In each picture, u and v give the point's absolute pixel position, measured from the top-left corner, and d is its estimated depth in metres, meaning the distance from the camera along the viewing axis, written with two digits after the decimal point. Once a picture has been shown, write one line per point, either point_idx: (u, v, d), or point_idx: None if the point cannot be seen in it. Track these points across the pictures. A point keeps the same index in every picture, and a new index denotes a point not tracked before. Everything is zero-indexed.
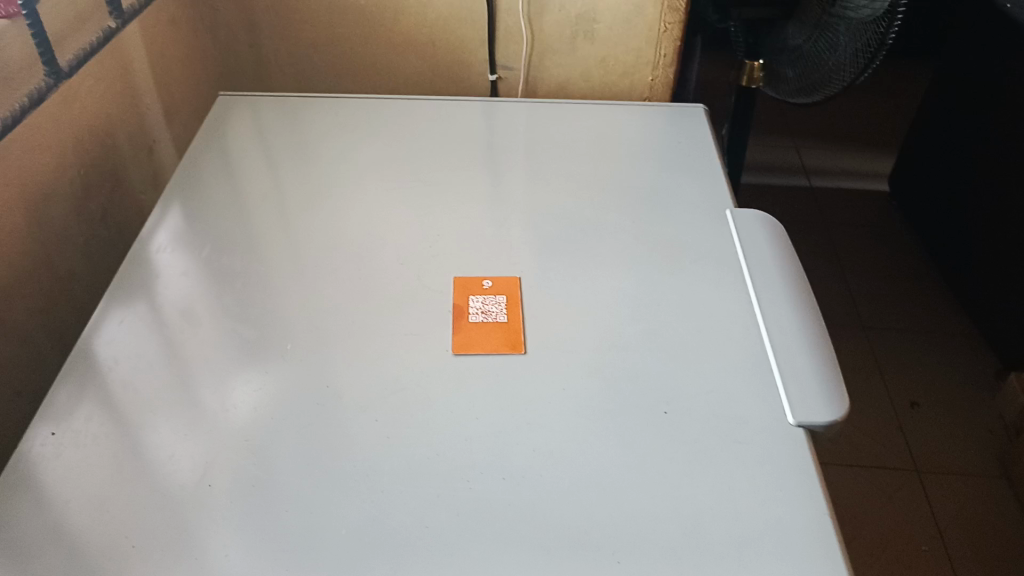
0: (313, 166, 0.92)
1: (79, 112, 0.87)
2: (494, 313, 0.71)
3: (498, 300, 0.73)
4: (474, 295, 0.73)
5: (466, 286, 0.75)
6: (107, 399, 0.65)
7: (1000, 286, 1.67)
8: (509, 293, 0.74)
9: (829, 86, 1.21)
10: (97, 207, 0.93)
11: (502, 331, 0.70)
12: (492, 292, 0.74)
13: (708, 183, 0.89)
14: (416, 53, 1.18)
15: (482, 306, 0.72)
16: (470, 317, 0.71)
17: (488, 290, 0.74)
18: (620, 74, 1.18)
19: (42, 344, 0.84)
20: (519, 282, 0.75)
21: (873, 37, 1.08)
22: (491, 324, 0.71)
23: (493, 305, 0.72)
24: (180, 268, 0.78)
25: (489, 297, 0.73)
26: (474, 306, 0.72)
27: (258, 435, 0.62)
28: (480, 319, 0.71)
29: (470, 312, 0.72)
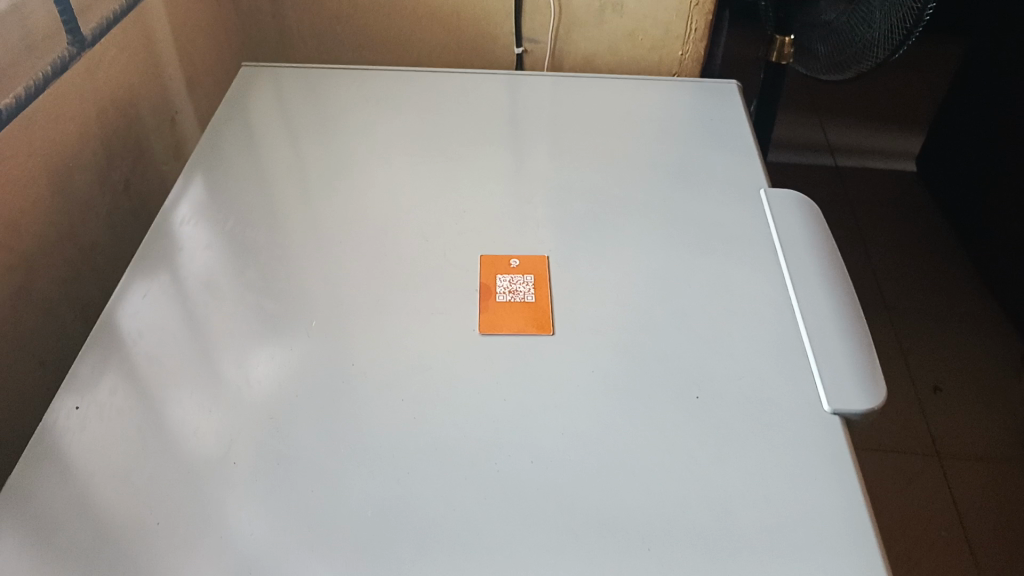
0: (336, 139, 0.91)
1: (102, 81, 0.86)
2: (522, 292, 0.70)
3: (526, 279, 0.72)
4: (501, 273, 0.72)
5: (493, 264, 0.73)
6: (131, 373, 0.65)
7: None
8: (537, 272, 0.72)
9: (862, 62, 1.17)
10: (120, 177, 0.92)
11: (529, 311, 0.69)
12: (520, 271, 0.72)
13: (740, 162, 0.87)
14: (441, 24, 1.16)
15: (509, 285, 0.71)
16: (497, 296, 0.70)
17: (516, 269, 0.73)
18: (648, 48, 1.15)
19: (66, 315, 0.83)
20: (547, 261, 0.74)
21: (909, 12, 1.04)
22: (518, 303, 0.69)
23: (520, 284, 0.71)
24: (203, 242, 0.77)
25: (517, 276, 0.72)
26: (502, 285, 0.71)
27: (283, 412, 0.62)
28: (507, 298, 0.70)
29: (497, 292, 0.70)
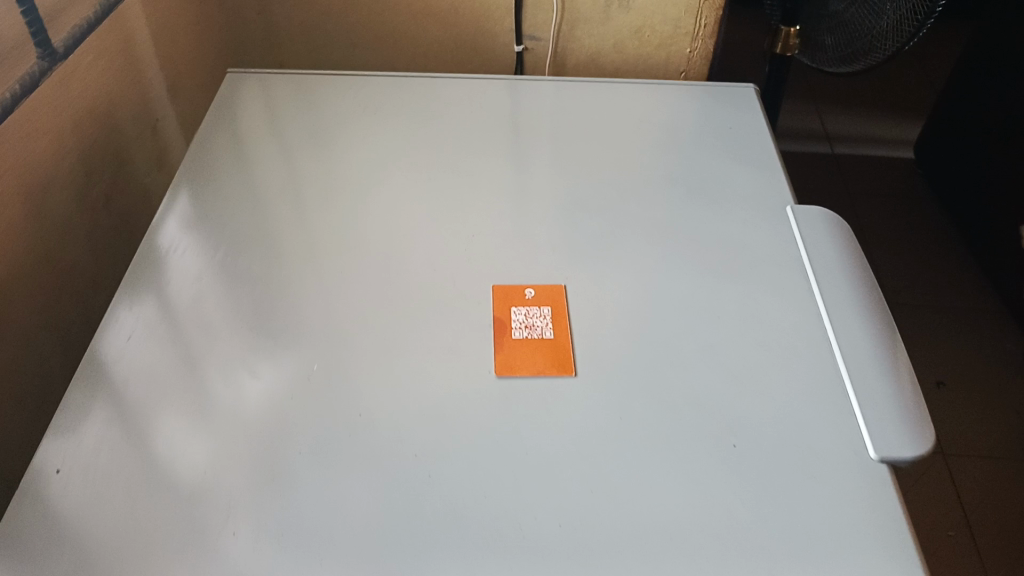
0: (332, 155, 0.85)
1: (78, 92, 0.80)
2: (539, 328, 0.65)
3: (544, 312, 0.67)
4: (516, 306, 0.67)
5: (507, 296, 0.68)
6: (118, 428, 0.59)
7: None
8: (555, 304, 0.68)
9: (871, 55, 1.09)
10: (99, 193, 0.85)
11: (548, 349, 0.64)
12: (535, 303, 0.68)
13: (763, 175, 0.82)
14: (437, 21, 1.10)
15: (526, 319, 0.66)
16: (513, 333, 0.65)
17: (531, 301, 0.68)
18: (656, 45, 1.10)
19: (44, 347, 0.77)
20: (564, 290, 0.69)
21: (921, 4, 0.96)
22: (535, 340, 0.64)
23: (538, 319, 0.66)
24: (193, 274, 0.71)
25: (533, 309, 0.67)
26: (518, 320, 0.66)
27: (288, 467, 0.57)
28: (524, 335, 0.65)
29: (512, 326, 0.66)
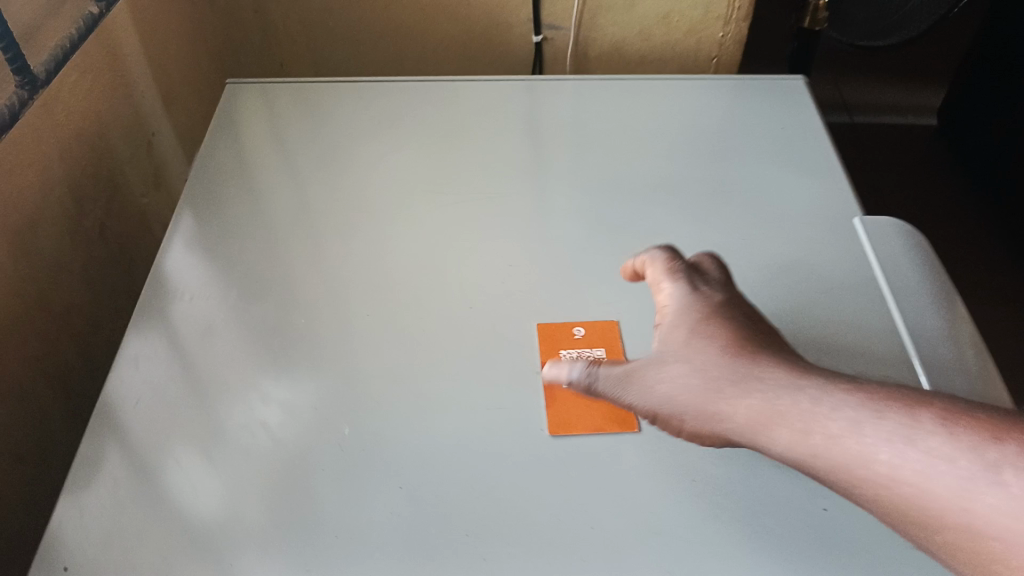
0: (346, 174, 0.77)
1: (64, 115, 0.73)
2: None
3: (596, 351, 0.61)
4: (564, 344, 0.62)
5: (554, 337, 0.62)
6: (130, 512, 0.53)
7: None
8: (607, 342, 0.62)
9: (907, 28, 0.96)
10: (94, 222, 0.78)
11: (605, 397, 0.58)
12: (586, 345, 0.62)
13: (822, 184, 0.76)
14: (449, 14, 1.02)
15: (577, 361, 0.61)
16: None
17: (581, 342, 0.62)
18: (685, 32, 1.02)
19: (45, 399, 0.70)
20: (616, 327, 0.63)
21: None
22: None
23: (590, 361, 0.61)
24: (203, 320, 0.64)
25: (584, 352, 0.61)
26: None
27: (320, 514, 0.53)
28: None
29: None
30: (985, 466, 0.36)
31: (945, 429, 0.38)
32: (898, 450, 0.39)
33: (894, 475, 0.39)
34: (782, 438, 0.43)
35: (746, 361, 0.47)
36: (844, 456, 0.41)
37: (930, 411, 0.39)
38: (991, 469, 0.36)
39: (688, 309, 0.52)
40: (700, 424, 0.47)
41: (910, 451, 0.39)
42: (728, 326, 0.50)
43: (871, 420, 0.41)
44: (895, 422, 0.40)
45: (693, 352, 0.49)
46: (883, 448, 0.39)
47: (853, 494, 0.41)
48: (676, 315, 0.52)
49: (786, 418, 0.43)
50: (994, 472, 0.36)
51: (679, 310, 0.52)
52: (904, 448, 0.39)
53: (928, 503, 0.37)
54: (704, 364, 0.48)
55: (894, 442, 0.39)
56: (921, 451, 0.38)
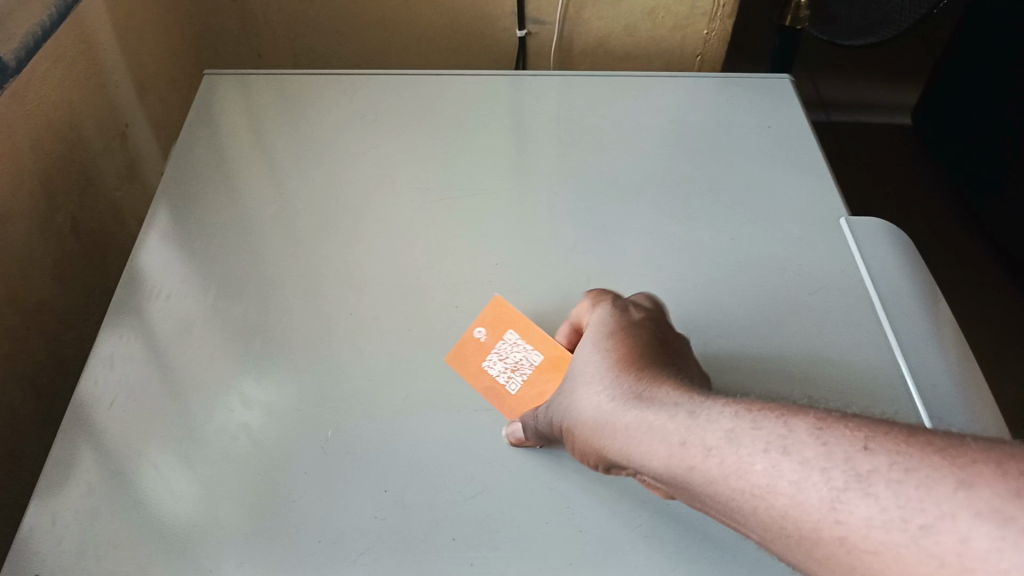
0: (329, 169, 0.76)
1: (35, 105, 0.70)
2: (523, 361, 0.60)
3: (510, 337, 0.61)
4: (480, 352, 0.60)
5: (465, 352, 0.60)
6: (102, 519, 0.51)
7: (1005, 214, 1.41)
8: (513, 320, 0.62)
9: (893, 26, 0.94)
10: (66, 216, 0.76)
11: (556, 368, 0.60)
12: (495, 340, 0.61)
13: (809, 183, 0.75)
14: (432, 6, 1.00)
15: (504, 362, 0.60)
16: (509, 388, 0.58)
17: (490, 341, 0.61)
18: (670, 28, 1.01)
19: (15, 399, 0.68)
20: (506, 301, 0.64)
21: None
22: (534, 375, 0.60)
23: (510, 353, 0.61)
24: (180, 319, 0.63)
25: (497, 348, 0.61)
26: (498, 371, 0.59)
27: (303, 518, 0.51)
28: (519, 381, 0.59)
29: (500, 380, 0.59)
30: (857, 475, 0.33)
31: (820, 437, 0.35)
32: (768, 463, 0.36)
33: (765, 485, 0.36)
34: (660, 454, 0.41)
35: (638, 381, 0.45)
36: (718, 475, 0.38)
37: (807, 420, 0.36)
38: (860, 481, 0.32)
39: (599, 332, 0.51)
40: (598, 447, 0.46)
41: (786, 462, 0.35)
42: (630, 347, 0.48)
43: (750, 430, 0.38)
44: (772, 433, 0.37)
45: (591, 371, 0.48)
46: (757, 459, 0.36)
47: (735, 516, 0.37)
48: (586, 342, 0.51)
49: (666, 437, 0.41)
50: (864, 483, 0.32)
51: (590, 336, 0.52)
52: (781, 459, 0.36)
53: (796, 515, 0.34)
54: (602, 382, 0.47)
55: (766, 454, 0.36)
56: (791, 458, 0.35)
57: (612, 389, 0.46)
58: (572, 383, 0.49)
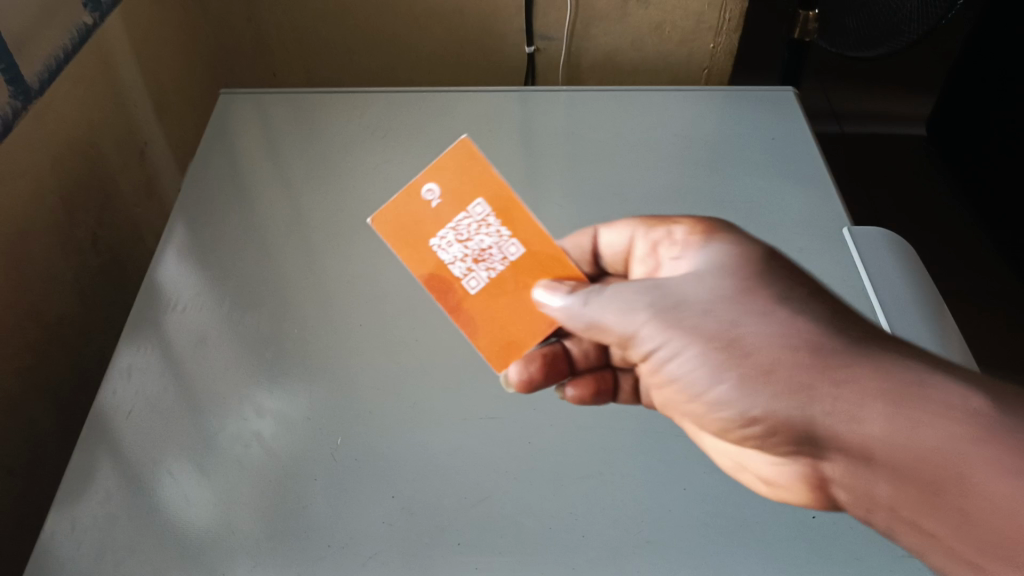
0: (340, 184, 0.78)
1: (56, 126, 0.73)
2: (494, 250, 0.52)
3: (480, 208, 0.52)
4: (432, 225, 0.52)
5: (413, 226, 0.53)
6: (118, 527, 0.53)
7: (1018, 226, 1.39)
8: (489, 182, 0.52)
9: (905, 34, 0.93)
10: (86, 233, 0.78)
11: (535, 267, 0.52)
12: (455, 212, 0.52)
13: (812, 194, 0.76)
14: (442, 24, 1.03)
15: (464, 247, 0.52)
16: (467, 281, 0.52)
17: (449, 210, 0.52)
18: (677, 42, 1.03)
19: (36, 410, 0.70)
20: (477, 157, 0.52)
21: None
22: (506, 273, 0.52)
23: (476, 234, 0.52)
24: (196, 332, 0.64)
25: (458, 224, 0.52)
26: (457, 257, 0.52)
27: (314, 524, 0.53)
28: (482, 275, 0.52)
29: (458, 274, 0.52)
30: None
31: None
32: (934, 430, 0.38)
33: (934, 453, 0.37)
34: (891, 445, 0.39)
35: (796, 325, 0.43)
36: (874, 439, 0.39)
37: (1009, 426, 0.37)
38: None
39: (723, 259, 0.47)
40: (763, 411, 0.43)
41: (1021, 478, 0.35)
42: (776, 281, 0.45)
43: (910, 402, 0.39)
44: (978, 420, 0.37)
45: (729, 304, 0.45)
46: (928, 428, 0.38)
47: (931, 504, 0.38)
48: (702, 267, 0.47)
49: (842, 398, 0.40)
50: None
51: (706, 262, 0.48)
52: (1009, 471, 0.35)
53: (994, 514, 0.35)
54: (751, 319, 0.44)
55: (969, 438, 0.37)
56: (987, 451, 0.36)
57: (769, 331, 0.43)
58: (692, 307, 0.45)
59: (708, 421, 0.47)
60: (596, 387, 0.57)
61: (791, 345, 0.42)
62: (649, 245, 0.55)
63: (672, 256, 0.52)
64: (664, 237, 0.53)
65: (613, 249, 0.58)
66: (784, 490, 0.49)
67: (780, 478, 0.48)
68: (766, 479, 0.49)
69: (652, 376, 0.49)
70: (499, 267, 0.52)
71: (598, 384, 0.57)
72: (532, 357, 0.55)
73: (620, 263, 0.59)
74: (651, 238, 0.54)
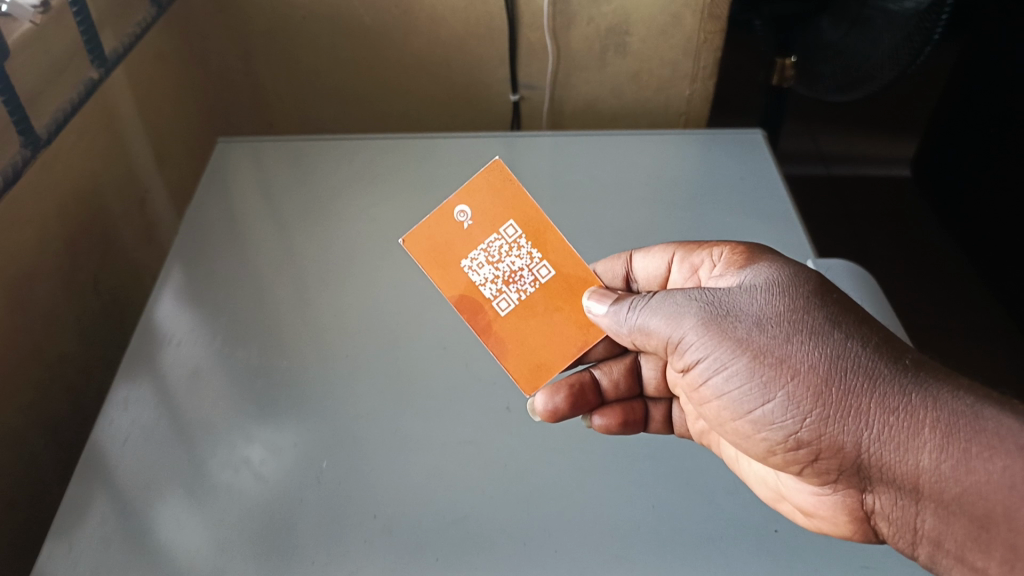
0: (331, 226, 0.81)
1: (62, 173, 0.77)
2: (523, 271, 0.61)
3: (511, 232, 0.61)
4: (466, 246, 0.61)
5: (448, 246, 0.62)
6: (118, 546, 0.56)
7: (1002, 254, 1.37)
8: (520, 209, 0.61)
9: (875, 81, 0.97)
10: (88, 275, 0.82)
11: (569, 288, 0.61)
12: (486, 235, 0.61)
13: (779, 230, 0.80)
14: (430, 75, 1.08)
15: (495, 269, 0.61)
16: (496, 300, 0.61)
17: (480, 233, 0.61)
18: (655, 89, 1.08)
19: (37, 445, 0.73)
20: (510, 183, 0.61)
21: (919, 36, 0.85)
22: (535, 294, 0.61)
23: (506, 257, 0.61)
24: (191, 366, 0.67)
25: (490, 246, 0.61)
26: (488, 278, 0.61)
27: (299, 546, 0.55)
28: (511, 293, 0.61)
29: (488, 295, 0.61)
30: None
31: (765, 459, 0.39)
32: (987, 465, 0.43)
33: (984, 488, 0.43)
34: (948, 481, 0.44)
35: (850, 347, 0.48)
36: (925, 470, 0.45)
37: None
38: None
39: (770, 276, 0.51)
40: (811, 436, 0.48)
41: None
42: (834, 303, 0.50)
43: (963, 434, 0.44)
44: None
45: (780, 319, 0.49)
46: (980, 464, 0.43)
47: (983, 541, 0.44)
48: (751, 283, 0.52)
49: (895, 426, 0.46)
50: None
51: (755, 279, 0.52)
52: None
53: None
54: (805, 337, 0.48)
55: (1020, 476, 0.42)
56: None
57: (820, 350, 0.48)
58: (742, 319, 0.50)
59: (752, 439, 0.51)
60: (624, 417, 0.60)
61: (844, 369, 0.47)
62: (689, 268, 0.61)
63: (715, 275, 0.57)
64: (705, 260, 0.59)
65: (648, 274, 0.65)
66: (823, 522, 0.52)
67: (820, 509, 0.52)
68: (805, 509, 0.53)
69: (696, 392, 0.53)
70: (529, 288, 0.61)
71: (626, 415, 0.60)
72: (559, 389, 0.58)
73: (653, 289, 0.65)
74: (690, 261, 0.61)
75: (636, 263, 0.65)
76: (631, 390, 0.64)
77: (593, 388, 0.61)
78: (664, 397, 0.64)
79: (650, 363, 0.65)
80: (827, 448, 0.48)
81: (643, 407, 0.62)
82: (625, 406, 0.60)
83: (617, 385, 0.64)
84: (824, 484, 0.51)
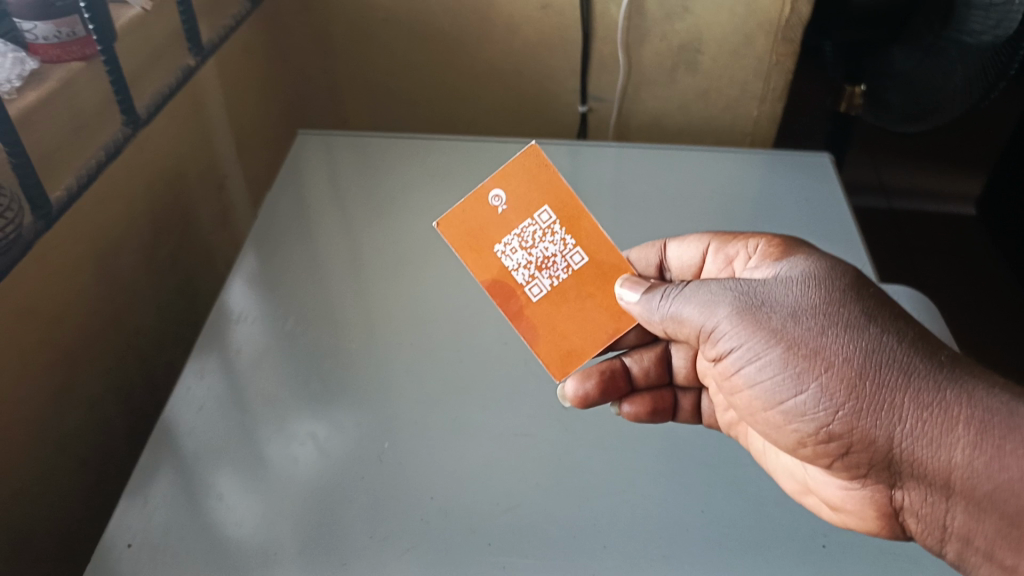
0: (399, 219, 0.84)
1: (151, 154, 0.81)
2: (556, 257, 0.62)
3: (545, 217, 0.61)
4: (500, 231, 0.62)
5: (481, 230, 0.62)
6: (187, 505, 0.59)
7: None
8: (554, 194, 0.62)
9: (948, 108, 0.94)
10: (166, 252, 0.86)
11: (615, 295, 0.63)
12: (518, 220, 0.61)
13: (838, 251, 0.81)
14: (502, 82, 1.10)
15: (528, 254, 0.61)
16: (529, 286, 0.61)
17: (512, 218, 0.61)
18: (722, 108, 1.09)
19: (110, 410, 0.76)
20: (545, 168, 0.61)
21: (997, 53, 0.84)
22: (568, 280, 0.62)
23: (540, 243, 0.62)
24: (259, 344, 0.71)
25: (523, 232, 0.61)
26: (522, 264, 0.61)
27: (354, 519, 0.57)
28: (543, 280, 0.61)
29: (521, 281, 0.61)
30: None
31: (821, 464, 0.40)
32: (1020, 462, 0.43)
33: (1016, 485, 0.43)
34: (979, 477, 0.45)
35: (885, 341, 0.48)
36: (957, 466, 0.45)
37: None
38: None
39: (806, 269, 0.52)
40: (843, 428, 0.48)
41: None
42: (869, 298, 0.50)
43: (997, 431, 0.44)
44: None
45: (815, 311, 0.50)
46: (1013, 461, 0.43)
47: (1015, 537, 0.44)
48: (788, 276, 0.52)
49: (929, 421, 0.46)
50: None
51: (791, 272, 0.53)
52: None
53: None
54: (840, 330, 0.49)
55: None
56: None
57: (855, 344, 0.48)
58: (777, 310, 0.50)
59: (783, 430, 0.52)
60: (653, 406, 0.62)
61: (879, 363, 0.47)
62: (723, 259, 0.63)
63: (750, 266, 0.59)
64: (740, 252, 0.61)
65: (681, 264, 0.66)
66: (850, 516, 0.53)
67: (848, 503, 0.53)
68: (832, 503, 0.54)
69: (728, 381, 0.54)
70: (562, 275, 0.62)
71: (656, 404, 0.62)
72: (590, 375, 0.61)
73: (685, 279, 0.66)
74: (724, 252, 0.62)
75: (670, 252, 0.66)
76: (660, 377, 0.65)
77: (624, 375, 0.63)
78: (693, 385, 0.65)
79: (681, 353, 0.65)
80: (858, 442, 0.48)
81: (672, 396, 0.64)
82: (654, 394, 0.63)
83: (648, 373, 0.65)
84: (853, 479, 0.51)
